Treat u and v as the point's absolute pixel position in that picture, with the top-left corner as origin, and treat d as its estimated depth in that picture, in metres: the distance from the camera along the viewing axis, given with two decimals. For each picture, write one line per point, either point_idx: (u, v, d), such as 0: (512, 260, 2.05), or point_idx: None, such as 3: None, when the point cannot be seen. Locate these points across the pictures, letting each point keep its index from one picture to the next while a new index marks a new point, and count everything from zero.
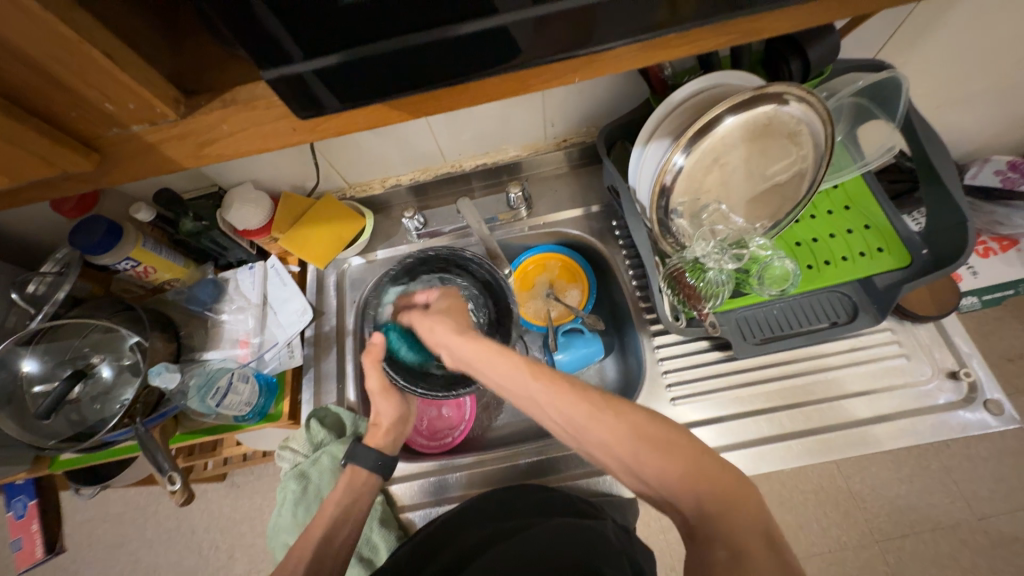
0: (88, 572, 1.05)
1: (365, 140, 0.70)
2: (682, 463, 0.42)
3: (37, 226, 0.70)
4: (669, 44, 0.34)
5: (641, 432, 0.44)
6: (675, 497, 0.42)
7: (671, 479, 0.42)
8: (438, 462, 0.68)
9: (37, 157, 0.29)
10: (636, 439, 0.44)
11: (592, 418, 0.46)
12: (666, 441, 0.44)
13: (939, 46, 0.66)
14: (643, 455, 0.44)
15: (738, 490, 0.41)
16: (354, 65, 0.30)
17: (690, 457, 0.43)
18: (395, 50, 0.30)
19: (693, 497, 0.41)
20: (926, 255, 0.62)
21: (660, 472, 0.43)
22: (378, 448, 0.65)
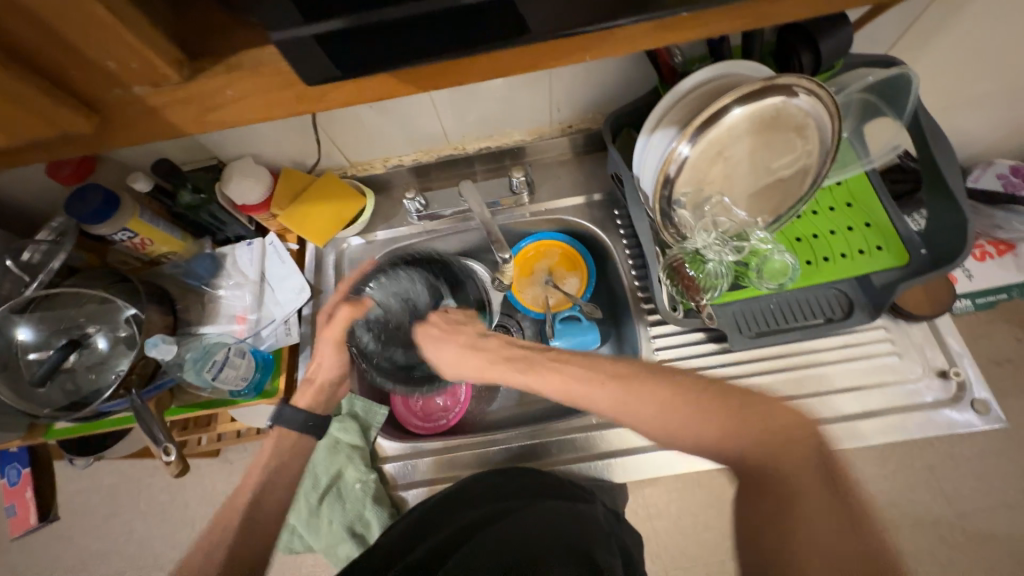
0: (83, 539, 1.06)
1: (368, 117, 0.69)
2: (758, 430, 0.47)
3: (33, 192, 0.69)
4: (678, 26, 0.34)
5: (717, 404, 0.50)
6: (743, 460, 0.47)
7: (742, 446, 0.47)
8: (414, 444, 0.69)
9: (35, 115, 0.29)
10: (713, 411, 0.49)
11: (647, 398, 0.52)
12: (741, 406, 0.49)
13: (952, 45, 0.66)
14: (686, 422, 0.50)
15: (782, 427, 0.47)
16: (355, 34, 0.30)
17: (768, 426, 0.47)
18: (397, 21, 0.29)
19: (766, 460, 0.46)
20: (925, 255, 0.62)
21: (734, 439, 0.48)
22: (308, 410, 0.64)
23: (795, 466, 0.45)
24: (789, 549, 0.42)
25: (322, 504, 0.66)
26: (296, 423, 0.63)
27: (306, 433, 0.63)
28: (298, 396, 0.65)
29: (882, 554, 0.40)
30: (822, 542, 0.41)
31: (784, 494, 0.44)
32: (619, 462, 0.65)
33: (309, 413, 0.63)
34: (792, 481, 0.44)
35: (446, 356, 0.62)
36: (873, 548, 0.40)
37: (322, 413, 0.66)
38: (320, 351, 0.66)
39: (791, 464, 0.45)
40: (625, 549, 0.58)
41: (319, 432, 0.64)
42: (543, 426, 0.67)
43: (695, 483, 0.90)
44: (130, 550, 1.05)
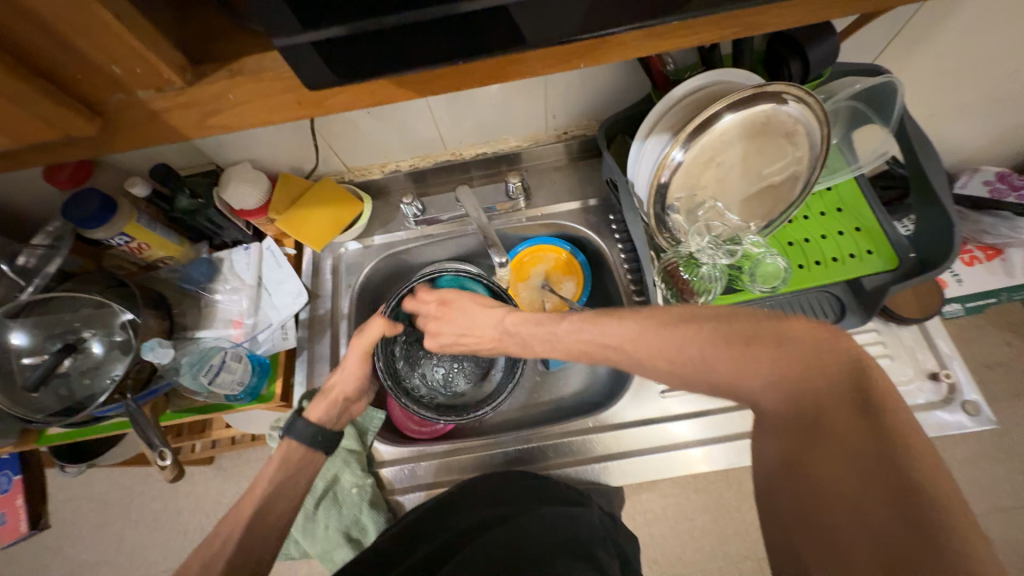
0: (73, 550, 1.05)
1: (365, 123, 0.70)
2: (771, 362, 0.41)
3: (30, 197, 0.69)
4: (670, 34, 0.35)
5: (721, 338, 0.43)
6: (762, 397, 0.41)
7: (758, 381, 0.41)
8: (417, 447, 0.68)
9: (40, 118, 0.29)
10: (722, 347, 0.43)
11: (669, 336, 0.46)
12: (749, 339, 0.42)
13: (936, 54, 0.68)
14: (705, 350, 0.44)
15: (812, 359, 0.40)
16: (352, 41, 0.30)
17: (777, 360, 0.41)
18: (394, 28, 0.30)
19: (786, 393, 0.40)
20: (914, 258, 0.64)
21: (748, 376, 0.41)
22: (318, 424, 0.62)
23: (814, 394, 0.38)
24: (811, 490, 0.36)
25: (319, 509, 0.66)
26: (304, 438, 0.62)
27: (314, 448, 0.62)
28: (310, 409, 0.63)
29: (924, 491, 0.32)
30: (844, 477, 0.35)
31: (807, 429, 0.38)
32: (616, 465, 0.65)
33: (319, 429, 0.62)
34: (821, 413, 0.37)
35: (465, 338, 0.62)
36: (910, 480, 0.33)
37: (332, 427, 0.64)
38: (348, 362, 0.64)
39: (811, 394, 0.39)
40: (620, 549, 0.59)
41: (328, 446, 0.63)
42: (539, 430, 0.68)
43: (691, 487, 0.91)
44: (121, 560, 1.04)
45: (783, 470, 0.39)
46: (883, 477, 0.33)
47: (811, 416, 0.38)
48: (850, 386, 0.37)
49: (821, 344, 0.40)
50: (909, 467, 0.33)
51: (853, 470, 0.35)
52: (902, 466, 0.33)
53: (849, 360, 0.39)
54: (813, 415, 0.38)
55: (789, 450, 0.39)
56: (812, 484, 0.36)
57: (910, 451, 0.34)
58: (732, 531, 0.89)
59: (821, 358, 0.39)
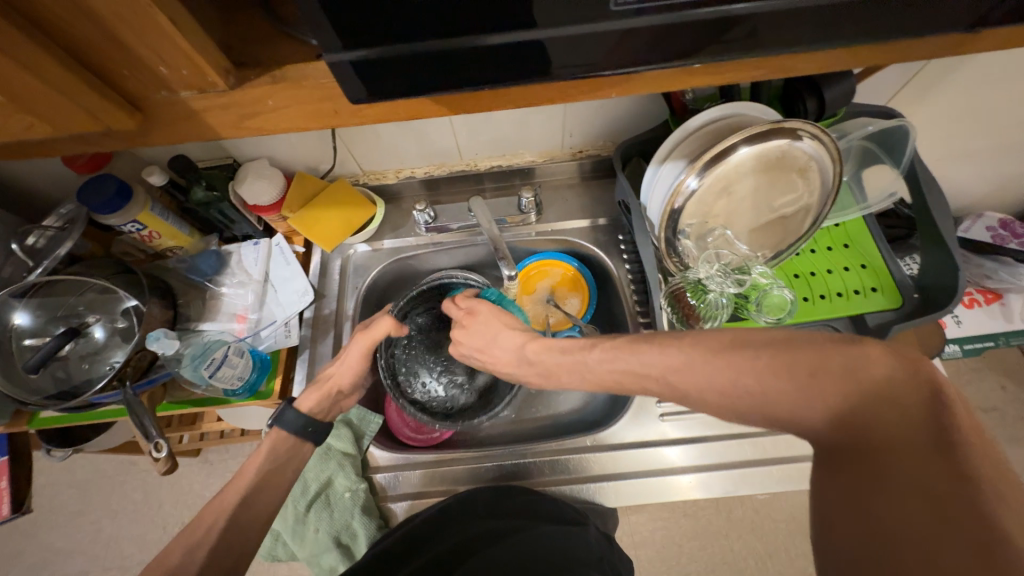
0: (49, 536, 1.03)
1: (385, 130, 0.70)
2: (837, 394, 0.34)
3: (47, 178, 0.70)
4: (698, 71, 0.36)
5: (780, 361, 0.37)
6: (816, 426, 0.35)
7: (817, 413, 0.34)
8: (407, 455, 0.68)
9: (83, 110, 0.30)
10: (783, 377, 0.36)
11: (718, 365, 0.40)
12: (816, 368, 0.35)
13: (949, 102, 0.69)
14: (763, 376, 0.37)
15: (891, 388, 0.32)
16: (383, 61, 0.30)
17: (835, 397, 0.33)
18: (424, 52, 0.30)
19: (842, 419, 0.33)
20: (917, 299, 0.65)
21: (807, 406, 0.35)
22: (309, 415, 0.62)
23: (877, 429, 0.31)
24: (872, 537, 0.29)
25: (309, 512, 0.65)
26: (295, 428, 0.61)
27: (304, 437, 0.61)
28: (302, 398, 0.63)
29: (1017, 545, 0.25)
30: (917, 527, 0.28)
31: (867, 469, 0.31)
32: (611, 486, 0.65)
33: (312, 420, 0.61)
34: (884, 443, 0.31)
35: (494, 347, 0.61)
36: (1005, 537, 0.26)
37: (321, 419, 0.64)
38: (348, 354, 0.64)
39: (876, 430, 0.31)
40: (616, 570, 0.58)
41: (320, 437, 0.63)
42: (535, 446, 0.67)
43: (681, 512, 0.90)
44: (97, 550, 1.02)
45: (832, 512, 0.32)
46: (966, 532, 0.26)
47: (871, 453, 0.31)
48: (926, 413, 0.30)
49: (896, 370, 0.33)
50: (1001, 524, 0.26)
51: (925, 523, 0.28)
52: (995, 524, 0.26)
53: (929, 395, 0.31)
54: (880, 455, 0.31)
55: (849, 489, 0.31)
56: (874, 532, 0.29)
57: (1000, 504, 0.27)
58: (719, 559, 0.88)
59: (895, 389, 0.32)
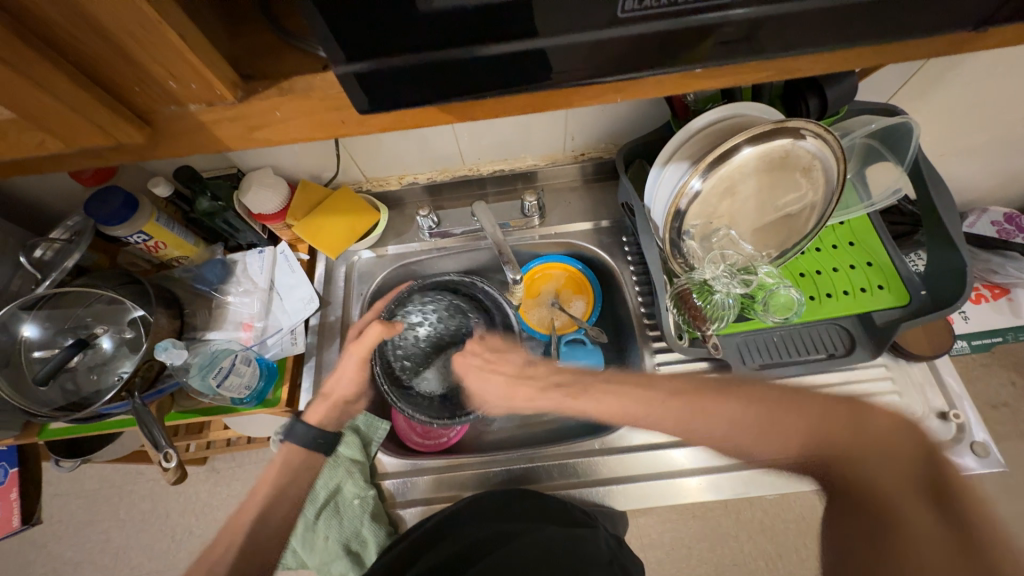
0: (58, 547, 1.03)
1: (390, 139, 0.71)
2: (810, 432, 0.56)
3: (54, 192, 0.70)
4: (704, 75, 0.36)
5: (746, 399, 0.59)
6: (775, 454, 0.59)
7: (780, 443, 0.58)
8: (412, 462, 0.68)
9: (94, 125, 0.30)
10: (751, 423, 0.59)
11: (733, 406, 0.59)
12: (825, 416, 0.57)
13: (951, 98, 0.69)
14: (759, 433, 0.59)
15: (845, 436, 0.55)
16: (387, 72, 0.31)
17: (862, 440, 0.55)
18: (426, 63, 0.31)
19: (830, 458, 0.56)
20: (925, 296, 0.64)
21: (760, 445, 0.60)
22: (318, 427, 0.66)
23: (870, 463, 0.53)
24: (866, 537, 0.50)
25: (319, 519, 0.65)
26: (305, 440, 0.66)
27: (313, 448, 0.65)
28: (309, 411, 0.67)
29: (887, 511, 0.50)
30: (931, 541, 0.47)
31: (885, 516, 0.50)
32: (620, 489, 0.65)
33: (318, 431, 0.66)
34: (853, 474, 0.54)
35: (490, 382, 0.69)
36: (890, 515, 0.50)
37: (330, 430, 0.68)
38: (345, 365, 0.68)
39: (870, 475, 0.53)
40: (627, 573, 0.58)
41: (327, 448, 0.66)
42: (542, 450, 0.67)
43: (690, 514, 0.90)
44: (105, 560, 1.02)
45: (859, 533, 0.51)
46: (865, 509, 0.52)
47: (878, 492, 0.52)
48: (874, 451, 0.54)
49: (895, 423, 0.55)
50: (973, 521, 0.47)
51: (931, 539, 0.47)
52: (896, 510, 0.50)
53: (923, 442, 0.54)
54: (843, 475, 0.54)
55: (868, 522, 0.51)
56: (871, 538, 0.50)
57: (903, 502, 0.50)
58: (729, 560, 0.88)
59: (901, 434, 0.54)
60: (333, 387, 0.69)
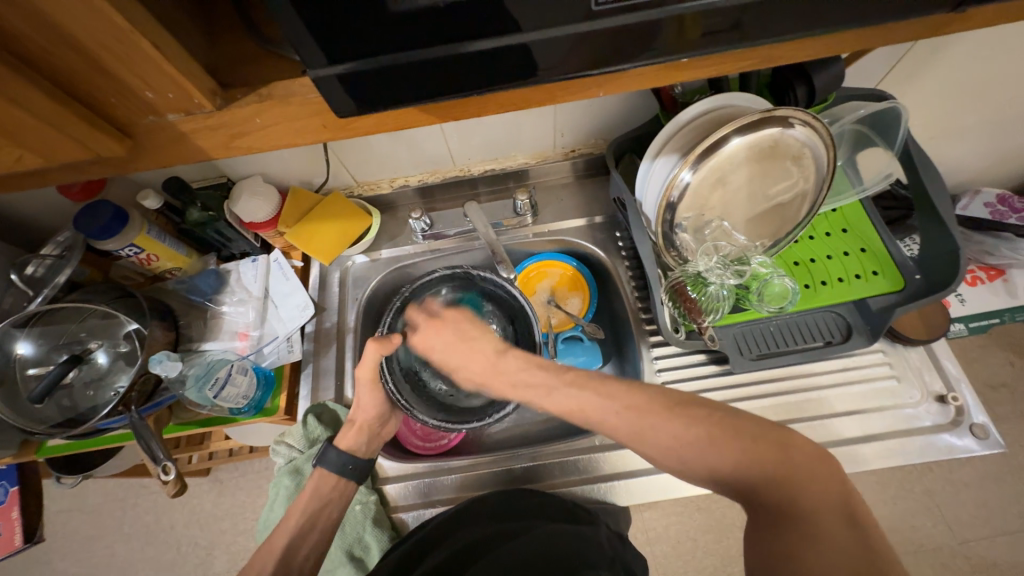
0: (63, 563, 1.03)
1: (377, 141, 0.71)
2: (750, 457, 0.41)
3: (43, 207, 0.70)
4: (686, 67, 0.36)
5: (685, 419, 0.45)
6: (714, 475, 0.43)
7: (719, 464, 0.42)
8: (435, 463, 0.68)
9: (74, 140, 0.30)
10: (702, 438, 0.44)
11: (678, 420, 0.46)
12: (756, 435, 0.42)
13: (939, 81, 0.69)
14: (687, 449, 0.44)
15: (793, 454, 0.41)
16: (370, 73, 0.31)
17: (792, 457, 0.41)
18: (405, 63, 0.30)
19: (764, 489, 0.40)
20: (920, 280, 0.64)
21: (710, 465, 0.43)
22: (349, 452, 0.64)
23: (801, 483, 0.39)
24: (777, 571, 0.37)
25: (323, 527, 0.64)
26: (336, 467, 0.63)
27: (344, 476, 0.62)
28: (339, 437, 0.65)
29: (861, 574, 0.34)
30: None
31: (803, 530, 0.37)
32: (623, 484, 0.64)
33: (350, 457, 0.63)
34: (809, 515, 0.38)
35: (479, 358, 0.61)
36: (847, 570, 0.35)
37: (363, 455, 0.65)
38: (360, 393, 0.65)
39: (800, 501, 0.39)
40: (628, 568, 0.57)
41: (359, 474, 0.64)
42: (542, 447, 0.67)
43: (694, 506, 0.90)
44: (110, 575, 1.02)
45: (769, 559, 0.38)
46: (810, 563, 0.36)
47: (801, 511, 0.38)
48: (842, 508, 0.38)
49: (819, 458, 0.41)
50: None
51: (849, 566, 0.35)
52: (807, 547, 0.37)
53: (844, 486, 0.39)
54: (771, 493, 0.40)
55: (786, 541, 0.38)
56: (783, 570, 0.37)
57: (826, 538, 0.37)
58: (735, 551, 0.88)
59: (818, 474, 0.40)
60: (357, 412, 0.66)
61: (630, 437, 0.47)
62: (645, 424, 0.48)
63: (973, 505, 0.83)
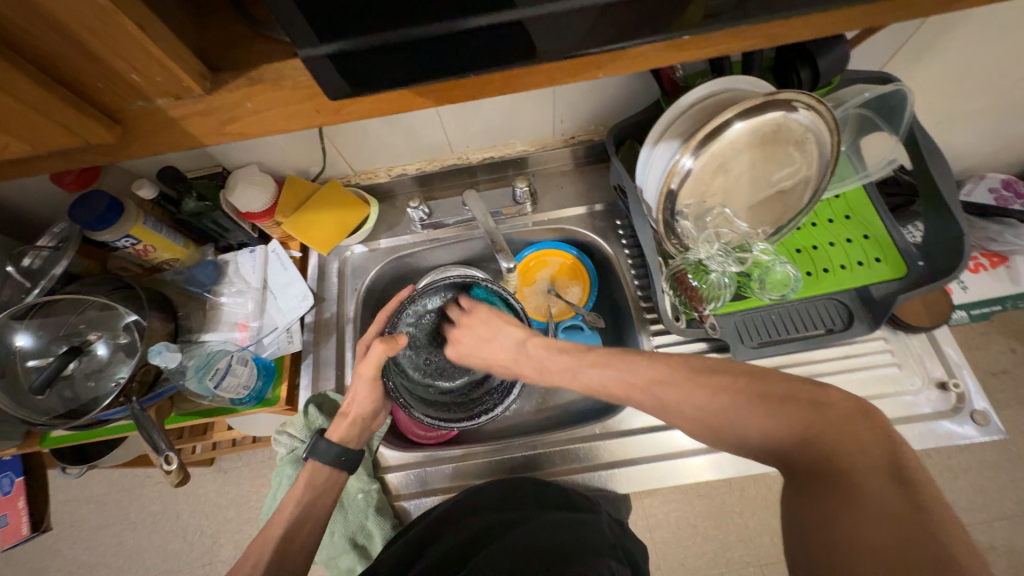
0: (72, 552, 1.04)
1: (374, 128, 0.69)
2: (783, 414, 0.41)
3: (38, 198, 0.69)
4: (689, 46, 0.35)
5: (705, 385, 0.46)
6: (753, 438, 0.42)
7: (754, 425, 0.42)
8: (430, 452, 0.69)
9: (62, 126, 0.29)
10: (726, 400, 0.44)
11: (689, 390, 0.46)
12: (785, 398, 0.42)
13: (945, 63, 0.68)
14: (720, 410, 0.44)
15: (829, 410, 0.40)
16: (366, 55, 0.30)
17: (824, 413, 0.39)
18: (399, 43, 0.30)
19: (796, 444, 0.39)
20: (922, 267, 0.63)
21: (745, 425, 0.42)
22: (343, 443, 0.63)
23: (835, 441, 0.38)
24: (821, 531, 0.35)
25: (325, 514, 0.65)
26: (328, 457, 0.62)
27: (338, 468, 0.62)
28: (331, 429, 0.63)
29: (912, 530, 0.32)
30: (880, 535, 0.33)
31: (844, 489, 0.35)
32: (623, 472, 0.65)
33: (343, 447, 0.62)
34: (845, 469, 0.36)
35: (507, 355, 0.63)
36: (899, 528, 0.32)
37: (354, 446, 0.64)
38: (358, 388, 0.63)
39: (833, 453, 0.37)
40: (629, 555, 0.58)
41: (352, 463, 0.63)
42: (544, 436, 0.67)
43: (694, 493, 0.91)
44: (119, 563, 1.03)
45: (810, 523, 0.36)
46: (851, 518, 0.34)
47: (838, 467, 0.37)
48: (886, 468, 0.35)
49: (856, 412, 0.39)
50: None
51: (892, 532, 0.33)
52: (847, 503, 0.35)
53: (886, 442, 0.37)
54: (806, 455, 0.39)
55: (828, 504, 0.36)
56: (823, 534, 0.35)
57: (866, 493, 0.35)
58: (735, 537, 0.89)
59: (856, 430, 0.38)
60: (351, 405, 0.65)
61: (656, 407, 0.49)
62: (648, 413, 0.48)
63: (971, 491, 0.84)
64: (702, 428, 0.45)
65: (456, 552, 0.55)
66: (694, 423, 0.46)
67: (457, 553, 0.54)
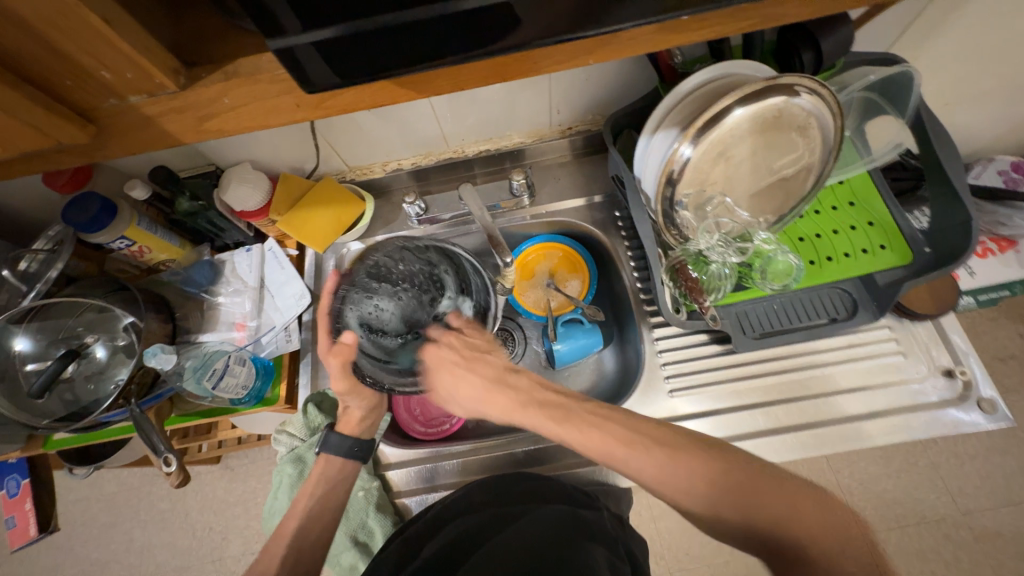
0: (83, 550, 1.06)
1: (366, 121, 0.68)
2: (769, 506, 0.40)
3: (31, 201, 0.69)
4: (682, 27, 0.33)
5: (672, 455, 0.45)
6: (735, 521, 0.41)
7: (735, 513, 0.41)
8: (434, 449, 0.69)
9: (31, 127, 0.29)
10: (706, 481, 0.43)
11: (675, 469, 0.44)
12: (770, 483, 0.41)
13: (955, 42, 0.65)
14: (700, 481, 0.43)
15: (811, 496, 0.40)
16: (349, 39, 0.29)
17: (808, 504, 0.39)
18: (385, 27, 0.29)
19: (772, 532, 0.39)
20: (928, 253, 0.62)
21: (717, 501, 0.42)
22: (363, 437, 0.65)
23: (816, 547, 0.38)
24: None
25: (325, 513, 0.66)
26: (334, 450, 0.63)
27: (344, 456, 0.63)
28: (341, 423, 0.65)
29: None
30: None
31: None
32: None
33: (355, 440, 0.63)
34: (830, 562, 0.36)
35: (467, 389, 0.56)
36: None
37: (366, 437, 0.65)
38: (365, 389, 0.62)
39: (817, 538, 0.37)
40: (630, 550, 0.58)
41: (363, 451, 0.64)
42: None
43: None
44: (130, 559, 1.04)
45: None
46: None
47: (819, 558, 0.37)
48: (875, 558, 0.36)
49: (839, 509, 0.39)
50: None
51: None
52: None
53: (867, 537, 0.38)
54: (784, 562, 0.38)
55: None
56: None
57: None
58: None
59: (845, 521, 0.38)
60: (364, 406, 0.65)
61: (654, 478, 0.45)
62: (643, 476, 0.46)
63: (978, 478, 0.83)
64: (701, 508, 0.43)
65: (452, 555, 0.52)
66: (681, 488, 0.44)
67: (455, 547, 0.53)
